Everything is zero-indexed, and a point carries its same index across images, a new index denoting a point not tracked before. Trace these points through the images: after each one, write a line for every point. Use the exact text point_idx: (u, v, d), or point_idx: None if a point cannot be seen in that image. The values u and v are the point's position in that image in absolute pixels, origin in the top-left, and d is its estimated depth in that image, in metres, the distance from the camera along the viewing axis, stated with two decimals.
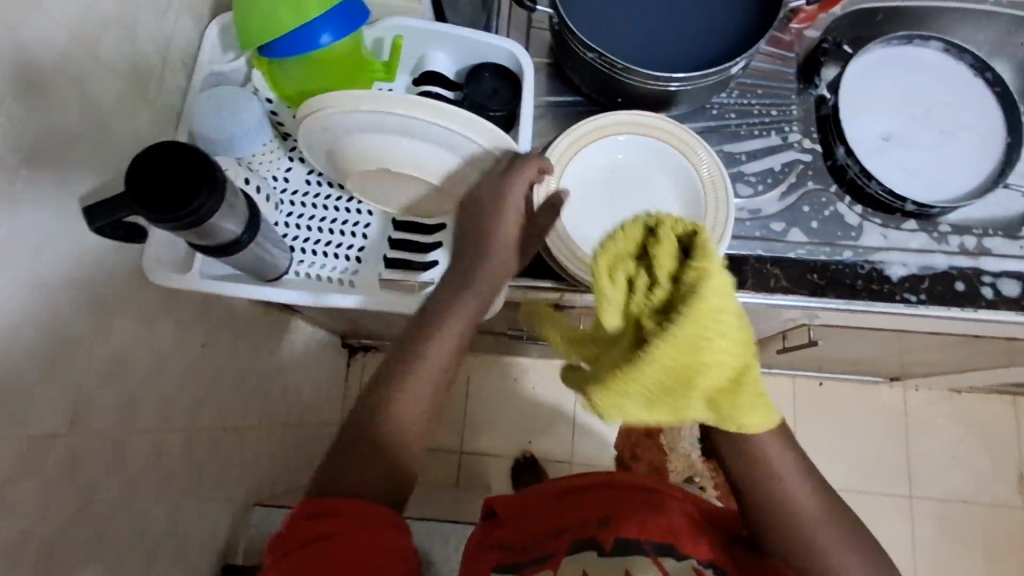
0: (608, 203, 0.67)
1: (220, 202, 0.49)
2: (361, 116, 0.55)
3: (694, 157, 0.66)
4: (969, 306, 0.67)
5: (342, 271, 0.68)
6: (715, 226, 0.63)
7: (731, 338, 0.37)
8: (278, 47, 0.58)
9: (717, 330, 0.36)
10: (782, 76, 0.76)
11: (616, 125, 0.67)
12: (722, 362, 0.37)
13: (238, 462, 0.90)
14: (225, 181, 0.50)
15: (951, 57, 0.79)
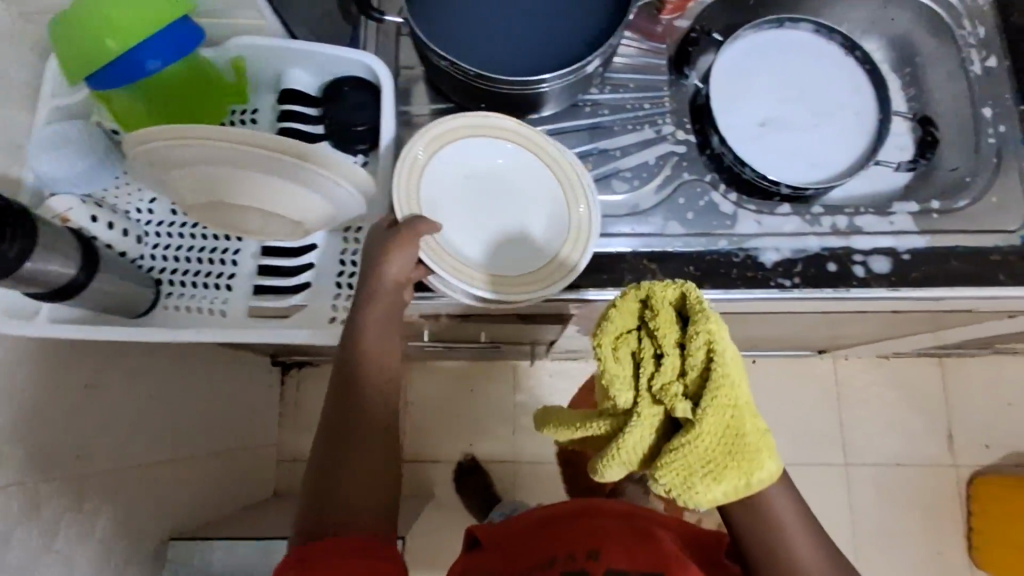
0: (473, 208, 0.66)
1: (30, 247, 0.50)
2: (207, 151, 0.53)
3: (547, 156, 0.66)
4: (841, 286, 0.68)
5: (212, 301, 0.66)
6: (581, 227, 0.64)
7: (730, 395, 0.44)
8: (100, 72, 0.56)
9: (714, 385, 0.44)
10: (655, 69, 0.76)
11: (468, 127, 0.66)
12: (705, 413, 0.44)
13: (152, 497, 0.88)
14: (33, 226, 0.50)
15: (821, 36, 0.80)
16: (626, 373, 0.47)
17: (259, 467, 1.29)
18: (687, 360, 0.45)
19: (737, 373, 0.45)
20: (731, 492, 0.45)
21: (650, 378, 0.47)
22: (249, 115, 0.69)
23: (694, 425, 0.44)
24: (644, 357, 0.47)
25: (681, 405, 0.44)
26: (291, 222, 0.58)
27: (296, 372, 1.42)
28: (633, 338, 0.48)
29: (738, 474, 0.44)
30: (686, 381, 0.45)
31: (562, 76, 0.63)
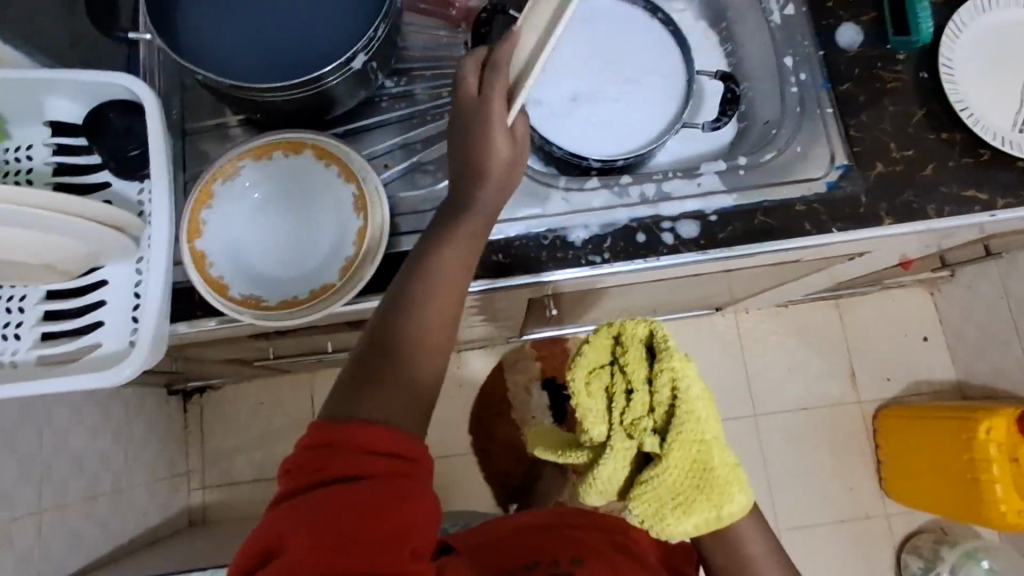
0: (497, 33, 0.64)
1: None
2: None
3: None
4: (650, 256, 0.68)
5: (0, 353, 0.62)
6: None
7: (696, 433, 0.51)
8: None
9: (679, 423, 0.50)
10: (454, 56, 0.75)
11: None
12: (679, 443, 0.50)
13: (14, 553, 0.86)
14: None
15: (624, 2, 0.79)
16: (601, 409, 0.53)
17: (168, 499, 1.27)
18: (653, 397, 0.52)
19: (703, 409, 0.51)
20: (702, 522, 0.51)
21: (621, 413, 0.53)
22: (20, 152, 0.64)
23: (665, 458, 0.50)
24: (618, 394, 0.53)
25: (655, 441, 0.51)
26: (42, 266, 0.57)
27: (198, 397, 1.38)
28: (605, 378, 0.54)
29: (709, 507, 0.51)
30: (657, 416, 0.52)
31: (341, 71, 0.62)
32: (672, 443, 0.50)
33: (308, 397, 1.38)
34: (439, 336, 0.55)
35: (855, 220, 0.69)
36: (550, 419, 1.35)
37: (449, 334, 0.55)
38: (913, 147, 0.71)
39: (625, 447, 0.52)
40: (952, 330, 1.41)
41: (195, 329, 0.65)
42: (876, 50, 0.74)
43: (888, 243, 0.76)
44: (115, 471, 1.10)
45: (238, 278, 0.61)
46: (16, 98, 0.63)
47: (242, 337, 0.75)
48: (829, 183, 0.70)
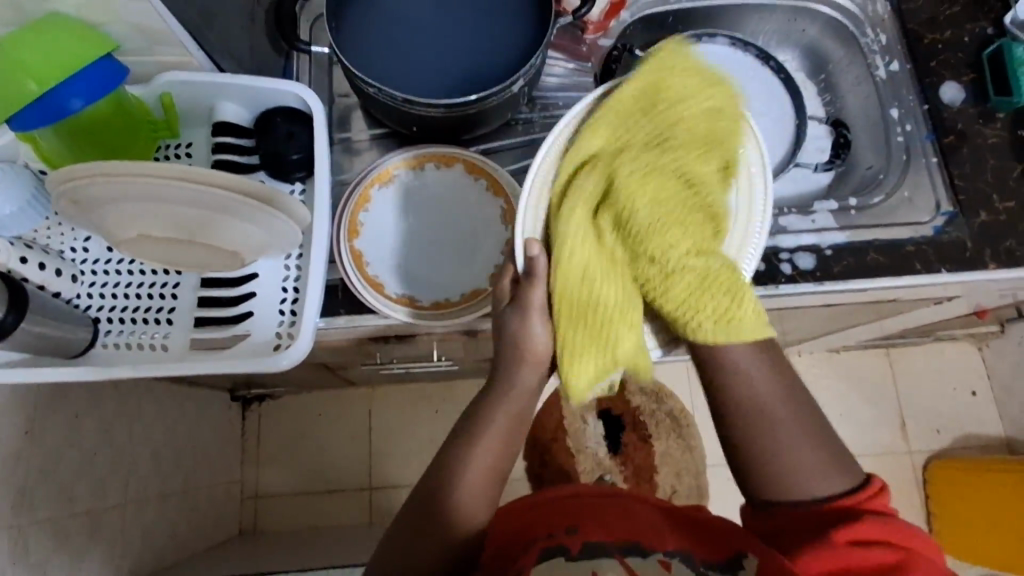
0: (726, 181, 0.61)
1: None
2: (135, 187, 0.53)
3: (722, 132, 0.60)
4: (770, 284, 0.71)
5: (152, 336, 0.65)
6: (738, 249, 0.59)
7: (692, 245, 0.53)
8: (9, 124, 0.57)
9: (671, 189, 0.54)
10: (582, 86, 0.80)
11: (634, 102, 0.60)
12: (668, 202, 0.54)
13: (101, 545, 0.86)
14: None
15: (738, 49, 0.85)
16: (665, 244, 0.52)
17: (223, 506, 1.26)
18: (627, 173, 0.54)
19: (665, 147, 0.55)
20: (719, 297, 0.51)
21: (616, 197, 0.53)
22: (182, 149, 0.69)
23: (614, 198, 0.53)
24: (683, 233, 0.53)
25: (628, 198, 0.53)
26: (228, 252, 0.59)
27: (257, 405, 1.38)
28: (687, 273, 0.52)
29: (719, 255, 0.53)
30: (660, 183, 0.54)
31: (501, 94, 0.65)
32: (669, 195, 0.54)
33: (364, 413, 1.38)
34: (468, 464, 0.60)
35: (963, 262, 0.72)
36: (605, 450, 1.36)
37: (492, 480, 0.61)
38: (1015, 198, 0.74)
39: (636, 223, 0.52)
40: (1000, 385, 1.43)
41: (337, 325, 0.67)
42: (978, 108, 0.78)
43: (983, 289, 0.78)
44: (186, 472, 1.10)
45: (391, 278, 0.67)
46: (191, 98, 0.67)
47: (364, 339, 0.78)
48: (936, 227, 0.73)
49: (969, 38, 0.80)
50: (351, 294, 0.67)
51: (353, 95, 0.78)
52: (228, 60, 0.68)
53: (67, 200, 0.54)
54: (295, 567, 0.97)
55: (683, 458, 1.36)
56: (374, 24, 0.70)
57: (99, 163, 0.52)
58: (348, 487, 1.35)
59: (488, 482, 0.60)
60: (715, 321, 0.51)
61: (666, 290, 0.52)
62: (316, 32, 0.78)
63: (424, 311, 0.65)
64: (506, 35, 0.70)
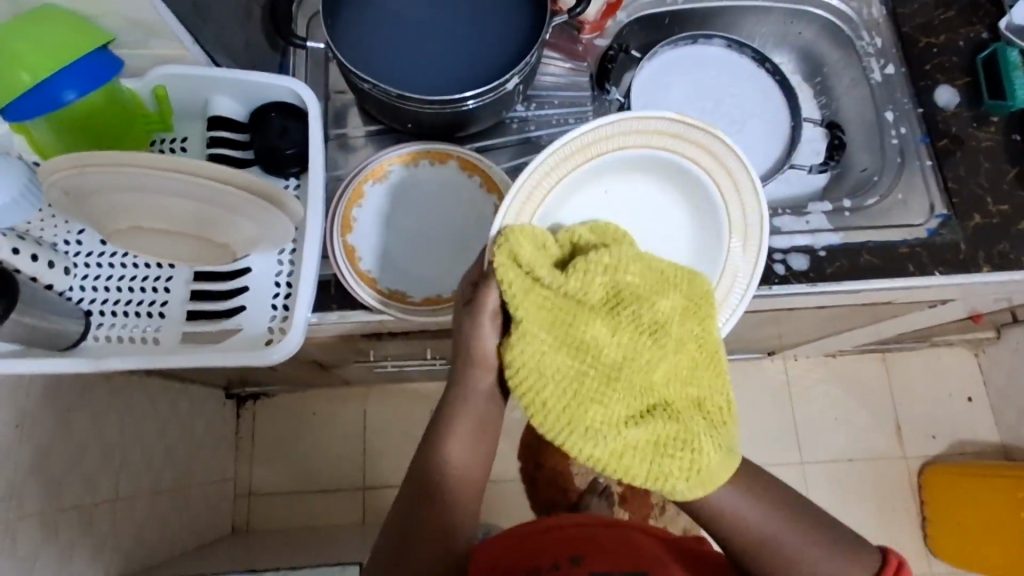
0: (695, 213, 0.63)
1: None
2: (138, 176, 0.54)
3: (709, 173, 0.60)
4: (763, 284, 0.71)
5: (144, 329, 0.65)
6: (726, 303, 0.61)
7: (635, 424, 0.49)
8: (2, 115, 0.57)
9: (614, 368, 0.49)
10: (578, 85, 0.80)
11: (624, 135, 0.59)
12: (611, 374, 0.49)
13: (91, 540, 0.86)
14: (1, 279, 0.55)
15: (734, 51, 0.85)
16: (608, 418, 0.49)
17: (216, 504, 1.25)
18: (562, 346, 0.49)
19: (608, 315, 0.49)
20: (682, 472, 0.49)
21: (558, 372, 0.49)
22: (177, 143, 0.69)
23: (542, 365, 0.49)
24: (620, 405, 0.49)
25: (568, 377, 0.49)
26: (220, 246, 0.59)
27: (251, 404, 1.37)
28: (639, 438, 0.49)
29: (676, 435, 0.49)
30: (603, 357, 0.49)
31: (495, 91, 0.65)
32: (608, 366, 0.49)
33: (358, 413, 1.38)
34: (461, 460, 0.60)
35: (956, 265, 0.72)
36: None
37: (480, 476, 0.62)
38: (1008, 202, 0.74)
39: (584, 401, 0.49)
40: (996, 391, 1.43)
41: (328, 320, 0.67)
42: (971, 111, 0.78)
43: (977, 293, 0.78)
44: (179, 469, 1.10)
45: (383, 273, 0.67)
46: (186, 93, 0.67)
47: (357, 336, 0.78)
48: (929, 230, 0.73)
49: (963, 42, 0.81)
50: (343, 290, 0.67)
51: (349, 92, 0.78)
52: (223, 54, 0.68)
53: (66, 188, 0.55)
54: (285, 566, 0.97)
55: None
56: (369, 22, 0.70)
57: (104, 154, 0.52)
58: (341, 486, 1.35)
59: (476, 475, 0.61)
60: (687, 477, 0.49)
61: (619, 464, 0.49)
62: (313, 29, 0.79)
63: (414, 307, 0.65)
64: (502, 33, 0.70)
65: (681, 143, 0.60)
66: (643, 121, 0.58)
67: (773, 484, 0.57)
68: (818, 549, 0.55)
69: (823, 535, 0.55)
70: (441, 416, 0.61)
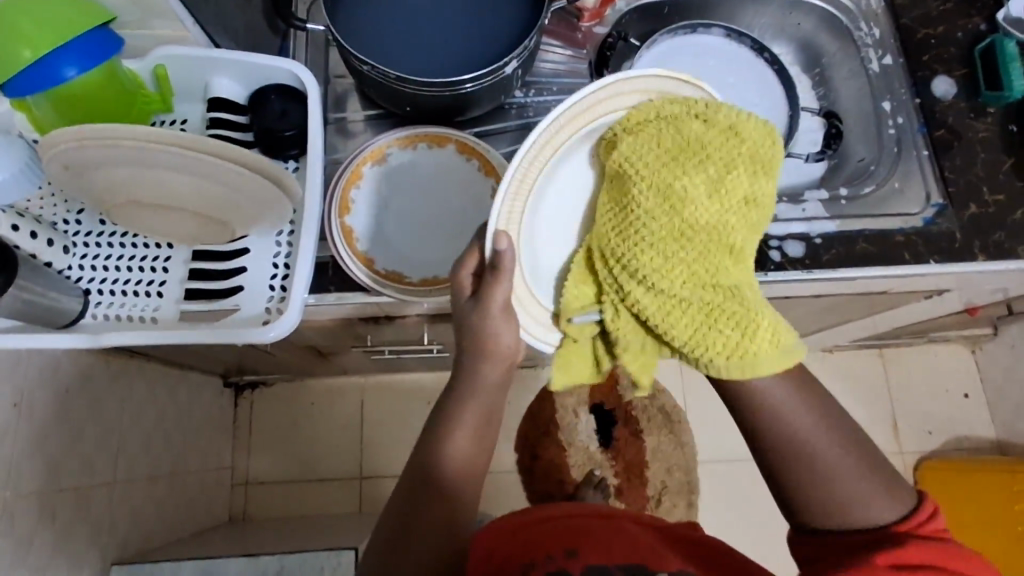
0: None
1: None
2: (145, 152, 0.54)
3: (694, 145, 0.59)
4: (758, 270, 0.72)
5: (143, 308, 0.65)
6: None
7: (695, 286, 0.50)
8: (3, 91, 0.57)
9: (692, 224, 0.50)
10: (577, 73, 0.81)
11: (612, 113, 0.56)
12: (690, 225, 0.50)
13: (87, 521, 0.86)
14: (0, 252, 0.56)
15: (733, 41, 0.85)
16: (670, 274, 0.50)
17: (213, 491, 1.26)
18: (648, 196, 0.51)
19: (703, 168, 0.51)
20: (726, 353, 0.48)
21: (638, 222, 0.52)
22: (177, 124, 0.70)
23: (625, 218, 0.53)
24: (690, 261, 0.50)
25: (648, 217, 0.51)
26: (219, 224, 0.61)
27: (249, 393, 1.38)
28: (694, 300, 0.50)
29: (738, 310, 0.49)
30: (682, 213, 0.50)
31: (494, 75, 0.65)
32: (685, 220, 0.50)
33: (356, 403, 1.38)
34: (464, 449, 0.61)
35: (951, 254, 0.72)
36: (596, 443, 1.36)
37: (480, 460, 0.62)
38: (1004, 192, 0.74)
39: (655, 248, 0.51)
40: (992, 388, 1.43)
41: (325, 302, 0.68)
42: (968, 102, 0.78)
43: (974, 282, 0.79)
44: (176, 455, 1.10)
45: (381, 255, 0.67)
46: (186, 74, 0.67)
47: (354, 320, 0.78)
48: (925, 218, 0.73)
49: (961, 34, 0.81)
50: (341, 271, 0.67)
51: (349, 77, 0.79)
52: (224, 35, 0.69)
53: (70, 161, 0.55)
54: (281, 551, 0.97)
55: (674, 453, 1.36)
56: (370, 7, 0.71)
57: (112, 128, 0.53)
58: (337, 476, 1.35)
59: (478, 466, 0.61)
60: (727, 357, 0.48)
61: (667, 314, 0.50)
62: (314, 13, 0.79)
63: (411, 288, 0.66)
64: (502, 18, 0.70)
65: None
66: (640, 80, 0.56)
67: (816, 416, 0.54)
68: (860, 479, 0.52)
69: (860, 463, 0.53)
70: (439, 397, 0.62)
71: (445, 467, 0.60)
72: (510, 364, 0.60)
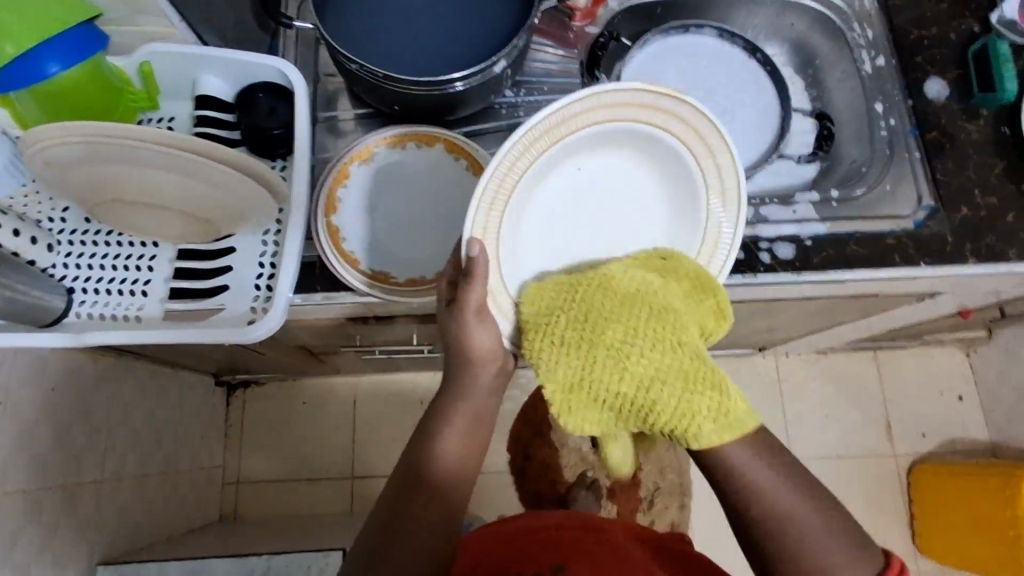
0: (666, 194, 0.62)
1: None
2: (128, 148, 0.54)
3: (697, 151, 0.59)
4: (748, 272, 0.71)
5: (127, 307, 0.64)
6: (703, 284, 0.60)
7: (662, 360, 0.49)
8: None
9: (636, 305, 0.51)
10: (569, 72, 0.80)
11: (598, 112, 0.56)
12: (634, 306, 0.51)
13: (74, 521, 0.85)
14: None
15: (725, 41, 0.85)
16: (638, 359, 0.49)
17: (203, 490, 1.25)
18: (584, 300, 0.51)
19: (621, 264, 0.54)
20: (715, 412, 0.48)
21: (586, 326, 0.50)
22: (164, 122, 0.69)
23: (568, 327, 0.51)
24: (647, 339, 0.50)
25: (595, 312, 0.50)
26: (202, 224, 0.61)
27: (241, 392, 1.37)
28: (667, 376, 0.49)
29: (703, 367, 0.49)
30: (622, 297, 0.51)
31: (482, 74, 0.64)
32: (630, 303, 0.51)
33: (349, 403, 1.38)
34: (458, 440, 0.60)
35: (942, 256, 0.72)
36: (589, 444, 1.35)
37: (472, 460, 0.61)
38: (996, 195, 0.74)
39: (612, 341, 0.49)
40: (987, 391, 1.42)
41: (311, 301, 0.67)
42: (961, 104, 0.78)
43: (965, 285, 0.78)
44: (166, 453, 1.10)
45: (367, 255, 0.67)
46: (173, 72, 0.67)
47: (342, 320, 0.77)
48: (916, 221, 0.73)
49: (954, 35, 0.81)
50: (326, 270, 0.67)
51: (339, 76, 0.78)
52: (211, 32, 0.68)
53: (53, 158, 0.55)
54: (269, 550, 0.97)
55: (668, 454, 1.35)
56: (359, 4, 0.70)
57: (96, 124, 0.53)
58: (329, 475, 1.34)
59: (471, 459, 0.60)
60: (714, 420, 0.48)
61: (649, 396, 0.49)
62: (303, 10, 0.79)
63: (397, 288, 0.65)
64: (492, 17, 0.70)
65: (656, 118, 0.58)
66: (621, 96, 0.56)
67: (789, 482, 0.52)
68: (838, 549, 0.51)
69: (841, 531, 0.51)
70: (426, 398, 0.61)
71: (434, 466, 0.58)
72: (502, 366, 0.60)
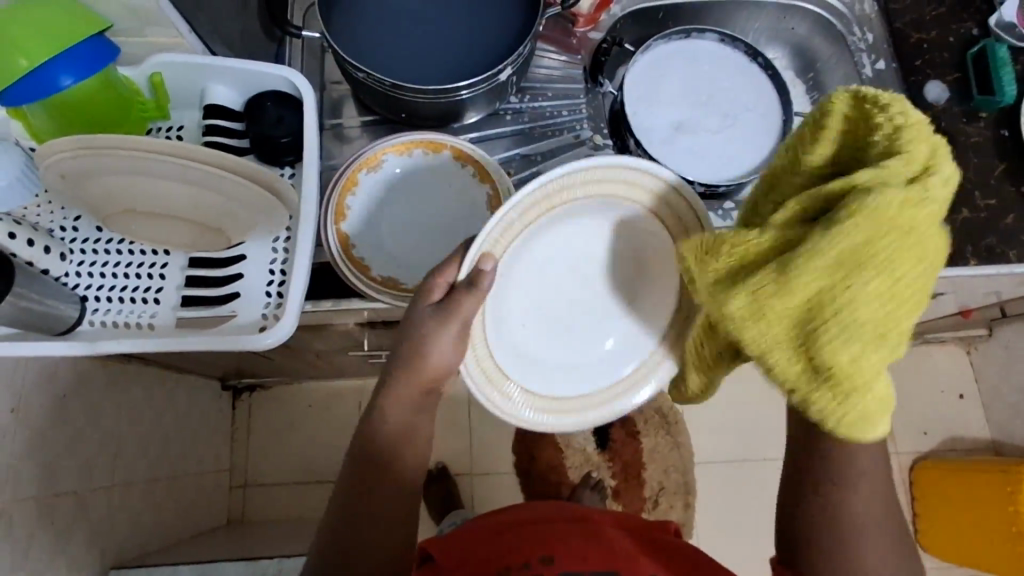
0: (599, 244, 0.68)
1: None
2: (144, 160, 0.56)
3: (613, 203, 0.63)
4: None
5: (139, 315, 0.65)
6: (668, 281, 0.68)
7: (862, 335, 0.43)
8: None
9: (880, 256, 0.43)
10: (572, 78, 0.81)
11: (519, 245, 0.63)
12: (878, 259, 0.43)
13: (86, 526, 0.86)
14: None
15: (727, 45, 0.86)
16: (862, 305, 0.43)
17: (210, 494, 1.26)
18: (841, 212, 0.43)
19: (914, 206, 0.43)
20: (860, 411, 0.44)
21: (829, 241, 0.43)
22: (173, 131, 0.70)
23: (831, 227, 0.43)
24: (869, 295, 0.43)
25: (850, 231, 0.42)
26: (214, 232, 0.62)
27: (247, 396, 1.38)
28: (859, 341, 0.43)
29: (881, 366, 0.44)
30: (879, 228, 0.42)
31: (488, 81, 0.65)
32: (880, 239, 0.42)
33: (354, 405, 1.39)
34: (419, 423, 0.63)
35: (943, 258, 0.72)
36: (594, 445, 1.36)
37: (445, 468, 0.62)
38: (996, 197, 0.74)
39: (842, 274, 0.43)
40: (988, 389, 1.43)
41: (320, 307, 0.68)
42: (961, 106, 0.79)
43: (967, 286, 0.79)
44: (174, 457, 1.11)
45: (377, 263, 0.68)
46: (183, 82, 0.67)
47: (349, 325, 0.78)
48: None
49: (953, 39, 0.82)
50: (337, 278, 0.68)
51: (345, 83, 0.79)
52: (220, 43, 0.69)
53: (69, 169, 0.56)
54: (278, 553, 0.97)
55: (671, 454, 1.36)
56: (360, 13, 0.71)
57: (113, 137, 0.54)
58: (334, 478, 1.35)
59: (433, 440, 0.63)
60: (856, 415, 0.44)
61: (830, 346, 0.43)
62: (309, 19, 0.80)
63: (407, 294, 0.66)
64: (494, 26, 0.71)
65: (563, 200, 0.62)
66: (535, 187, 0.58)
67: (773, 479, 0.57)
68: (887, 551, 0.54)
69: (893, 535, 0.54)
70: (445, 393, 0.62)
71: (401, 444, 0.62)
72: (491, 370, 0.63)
